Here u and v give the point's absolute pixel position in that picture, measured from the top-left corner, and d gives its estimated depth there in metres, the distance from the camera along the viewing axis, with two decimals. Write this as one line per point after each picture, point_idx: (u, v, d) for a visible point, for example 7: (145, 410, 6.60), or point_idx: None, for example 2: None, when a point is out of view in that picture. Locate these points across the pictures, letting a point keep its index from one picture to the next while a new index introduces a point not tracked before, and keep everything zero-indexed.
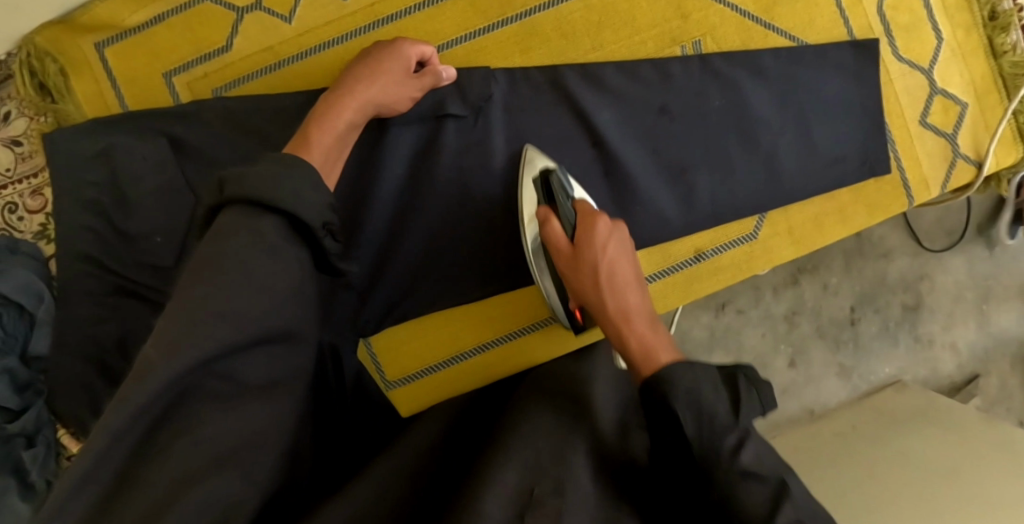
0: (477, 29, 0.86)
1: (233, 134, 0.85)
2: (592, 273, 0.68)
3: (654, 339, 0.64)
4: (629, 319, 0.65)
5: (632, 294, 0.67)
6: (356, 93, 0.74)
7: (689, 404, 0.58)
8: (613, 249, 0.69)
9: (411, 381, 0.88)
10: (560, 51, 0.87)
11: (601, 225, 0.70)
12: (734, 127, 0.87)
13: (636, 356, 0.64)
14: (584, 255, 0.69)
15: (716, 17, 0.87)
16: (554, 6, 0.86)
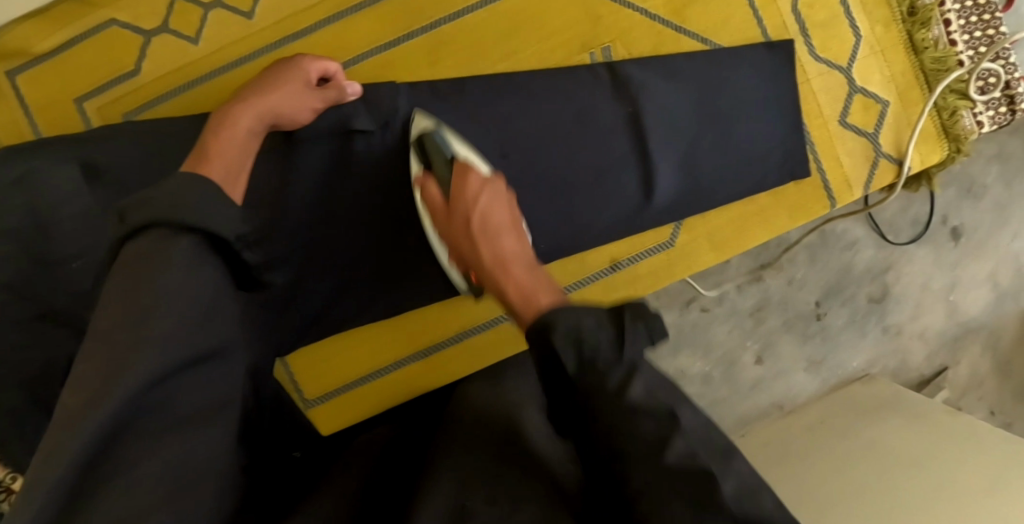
0: (384, 43, 0.84)
1: (146, 157, 0.84)
2: (472, 200, 0.65)
3: (532, 280, 0.58)
4: (503, 261, 0.60)
5: (507, 239, 0.62)
6: (257, 98, 0.73)
7: (565, 339, 0.50)
8: (482, 204, 0.65)
9: (332, 398, 0.89)
10: (469, 62, 0.85)
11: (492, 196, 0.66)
12: (654, 133, 0.84)
13: (516, 302, 0.57)
14: (483, 192, 0.66)
15: (626, 22, 0.86)
16: (463, 16, 0.85)
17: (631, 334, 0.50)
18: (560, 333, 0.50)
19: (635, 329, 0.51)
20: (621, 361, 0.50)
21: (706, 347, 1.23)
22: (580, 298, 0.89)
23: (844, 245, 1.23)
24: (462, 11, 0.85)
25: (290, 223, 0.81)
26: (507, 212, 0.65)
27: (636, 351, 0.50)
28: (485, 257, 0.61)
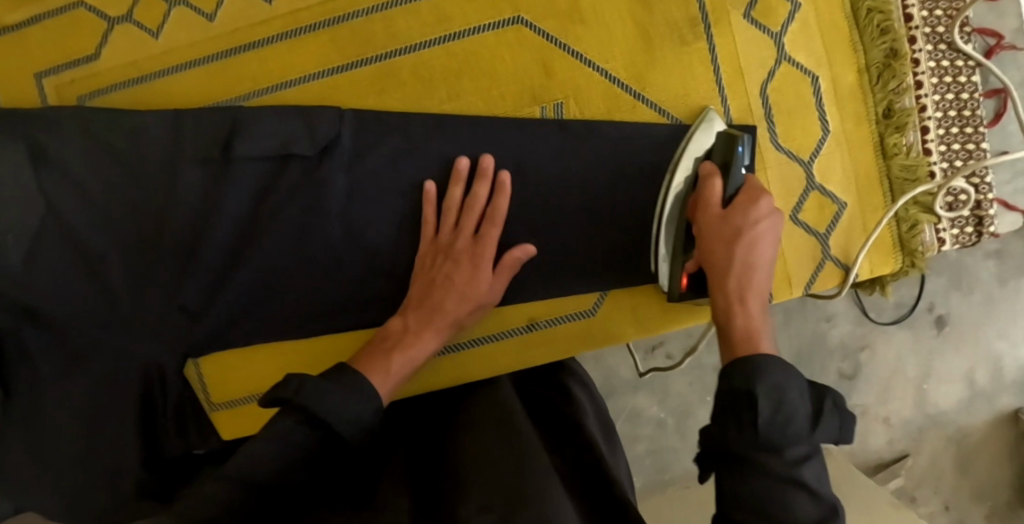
0: (333, 66, 0.84)
1: (82, 143, 0.84)
2: (726, 264, 0.66)
3: (757, 321, 0.63)
4: (746, 262, 0.66)
5: (761, 273, 0.66)
6: (446, 313, 0.77)
7: (766, 393, 0.56)
8: (733, 231, 0.67)
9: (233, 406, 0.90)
10: (418, 97, 0.84)
11: (738, 209, 0.69)
12: (592, 201, 0.82)
13: (736, 327, 0.62)
14: (733, 212, 0.69)
15: (582, 80, 0.83)
16: (419, 50, 0.83)
17: (826, 417, 0.57)
18: (764, 383, 0.56)
19: (827, 417, 0.57)
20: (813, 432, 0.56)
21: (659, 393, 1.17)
22: (489, 353, 0.85)
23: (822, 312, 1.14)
24: (417, 46, 0.83)
25: (217, 230, 0.84)
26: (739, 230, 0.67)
27: (830, 426, 0.57)
28: (726, 262, 0.66)
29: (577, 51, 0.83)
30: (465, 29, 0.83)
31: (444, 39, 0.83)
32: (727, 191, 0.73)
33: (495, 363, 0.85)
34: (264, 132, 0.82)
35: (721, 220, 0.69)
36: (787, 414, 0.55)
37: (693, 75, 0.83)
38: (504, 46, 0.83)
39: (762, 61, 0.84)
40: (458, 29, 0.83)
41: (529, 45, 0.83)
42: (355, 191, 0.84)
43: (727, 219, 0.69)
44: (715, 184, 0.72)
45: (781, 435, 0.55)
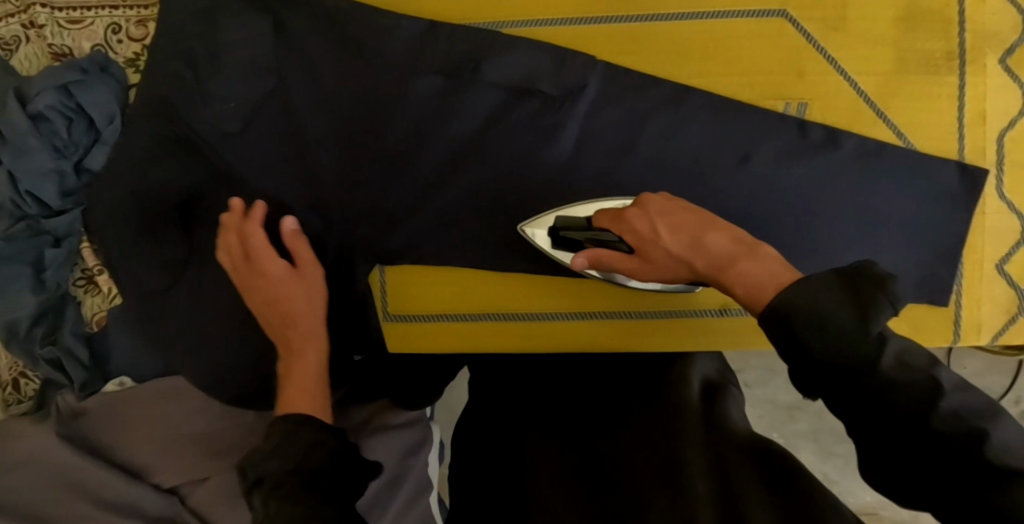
0: (593, 16, 0.84)
1: (332, 33, 0.86)
2: (670, 261, 0.66)
3: (758, 269, 0.59)
4: (716, 265, 0.61)
5: (715, 237, 0.62)
6: (303, 334, 0.78)
7: (829, 345, 0.51)
8: (672, 261, 0.65)
9: (407, 320, 0.89)
10: (669, 66, 0.84)
11: (645, 243, 0.67)
12: (807, 206, 0.85)
13: (742, 300, 0.59)
14: (647, 247, 0.67)
15: (831, 87, 0.84)
16: (680, 21, 0.84)
17: (874, 300, 0.51)
18: (806, 322, 0.52)
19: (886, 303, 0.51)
20: (871, 327, 0.50)
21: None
22: (676, 329, 0.88)
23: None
24: (680, 16, 0.84)
25: (437, 146, 0.86)
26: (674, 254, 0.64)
27: (883, 320, 0.51)
28: (702, 267, 0.63)
29: (833, 58, 0.84)
30: (730, 10, 0.84)
31: (708, 16, 0.84)
32: (623, 243, 0.71)
33: (682, 337, 0.88)
34: (514, 64, 0.84)
35: (660, 263, 0.67)
36: (835, 325, 0.51)
37: (937, 106, 0.84)
38: (764, 36, 0.84)
39: (1007, 109, 0.85)
40: (722, 9, 0.84)
41: (788, 41, 0.84)
42: (581, 140, 0.85)
43: (651, 258, 0.67)
44: (603, 250, 0.71)
45: (840, 347, 0.51)
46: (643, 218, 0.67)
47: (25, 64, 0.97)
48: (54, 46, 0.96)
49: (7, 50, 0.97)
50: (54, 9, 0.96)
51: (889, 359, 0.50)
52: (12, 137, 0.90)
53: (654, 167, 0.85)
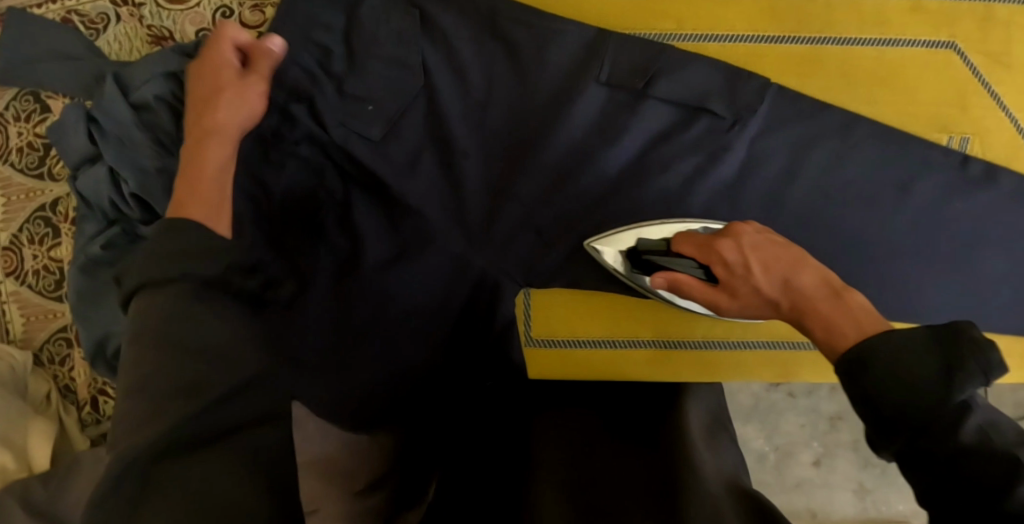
0: (764, 35, 0.82)
1: (491, 34, 0.81)
2: (773, 294, 0.63)
3: (842, 311, 0.59)
4: (795, 291, 0.62)
5: (806, 280, 0.62)
6: (229, 121, 0.73)
7: (896, 387, 0.51)
8: (758, 297, 0.64)
9: (553, 347, 0.85)
10: (836, 91, 0.82)
11: (736, 277, 0.65)
12: (963, 242, 0.82)
13: (818, 338, 0.59)
14: (726, 282, 0.66)
15: (994, 123, 0.82)
16: (851, 46, 0.82)
17: (971, 360, 0.50)
18: (879, 370, 0.52)
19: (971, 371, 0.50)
20: (954, 395, 0.49)
21: (772, 431, 1.13)
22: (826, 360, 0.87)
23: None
24: (852, 40, 0.82)
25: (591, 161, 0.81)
26: (761, 291, 0.63)
27: (974, 387, 0.49)
28: (790, 309, 0.62)
29: (997, 94, 0.82)
30: (901, 38, 0.82)
31: (879, 42, 0.82)
32: (693, 267, 0.69)
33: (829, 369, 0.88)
34: (685, 82, 0.80)
35: (740, 295, 0.65)
36: (912, 383, 0.51)
37: None
38: (932, 67, 0.82)
39: None
40: (894, 36, 0.82)
41: (955, 73, 0.82)
42: (745, 163, 0.81)
43: (735, 293, 0.65)
44: (683, 275, 0.67)
45: (922, 412, 0.50)
46: (733, 249, 0.65)
47: (116, 45, 0.87)
48: (152, 27, 0.87)
49: (96, 28, 0.87)
50: None
51: (971, 425, 0.49)
52: (110, 128, 0.80)
53: (816, 194, 0.81)
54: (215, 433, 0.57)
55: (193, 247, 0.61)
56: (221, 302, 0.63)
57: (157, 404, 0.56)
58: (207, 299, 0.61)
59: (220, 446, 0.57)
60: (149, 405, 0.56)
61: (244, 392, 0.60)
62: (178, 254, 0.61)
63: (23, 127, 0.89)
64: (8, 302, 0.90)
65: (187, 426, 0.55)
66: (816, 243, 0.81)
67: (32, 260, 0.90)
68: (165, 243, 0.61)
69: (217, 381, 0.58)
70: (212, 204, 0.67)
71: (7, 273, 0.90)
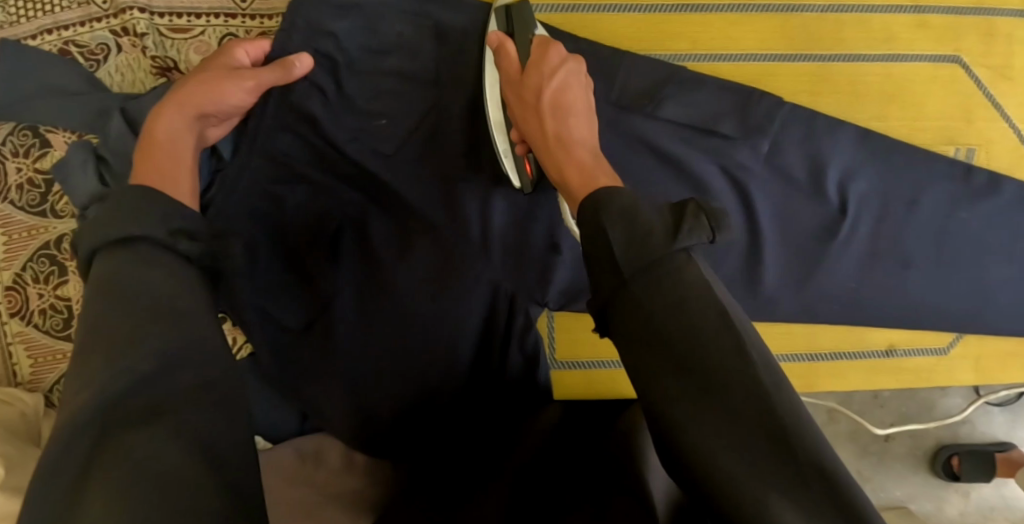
0: (777, 53, 0.83)
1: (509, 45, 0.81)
2: (532, 91, 0.72)
3: (571, 161, 0.67)
4: (566, 142, 0.69)
5: (575, 123, 0.71)
6: (205, 96, 0.72)
7: (619, 220, 0.55)
8: (536, 97, 0.71)
9: (579, 368, 0.88)
10: (845, 107, 0.83)
11: (518, 82, 0.73)
12: (967, 249, 0.83)
13: (574, 184, 0.65)
14: (527, 81, 0.72)
15: (997, 134, 0.84)
16: (860, 62, 0.83)
17: (690, 225, 0.54)
18: (614, 198, 0.57)
19: (692, 222, 0.54)
20: (674, 246, 0.53)
21: None
22: (842, 370, 0.89)
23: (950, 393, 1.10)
24: (861, 57, 0.83)
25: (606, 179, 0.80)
26: (540, 91, 0.71)
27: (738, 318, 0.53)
28: (549, 129, 0.70)
29: (1000, 105, 0.85)
30: (906, 53, 0.83)
31: (887, 57, 0.83)
32: (523, 55, 0.75)
33: (846, 379, 0.89)
34: (699, 101, 0.80)
35: (527, 81, 0.73)
36: (677, 284, 0.52)
37: None
38: (938, 79, 0.84)
39: None
40: (901, 51, 0.83)
41: (959, 86, 0.84)
42: (764, 178, 0.81)
43: (521, 91, 0.73)
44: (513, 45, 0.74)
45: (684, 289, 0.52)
46: (554, 69, 0.73)
47: (118, 76, 0.85)
48: (156, 58, 0.85)
49: (96, 59, 0.85)
50: (155, 15, 0.84)
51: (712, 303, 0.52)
52: (119, 165, 0.79)
53: (831, 207, 0.82)
54: (155, 407, 0.48)
55: (153, 212, 0.58)
56: (175, 270, 0.57)
57: (92, 369, 0.49)
58: (155, 267, 0.56)
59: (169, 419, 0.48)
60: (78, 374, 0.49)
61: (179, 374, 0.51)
62: (131, 216, 0.57)
63: (21, 162, 0.86)
64: (14, 343, 0.88)
65: (117, 402, 0.47)
66: (824, 256, 0.83)
67: (37, 298, 0.87)
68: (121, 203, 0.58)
69: (160, 348, 0.51)
70: (162, 162, 0.66)
71: (12, 313, 0.87)
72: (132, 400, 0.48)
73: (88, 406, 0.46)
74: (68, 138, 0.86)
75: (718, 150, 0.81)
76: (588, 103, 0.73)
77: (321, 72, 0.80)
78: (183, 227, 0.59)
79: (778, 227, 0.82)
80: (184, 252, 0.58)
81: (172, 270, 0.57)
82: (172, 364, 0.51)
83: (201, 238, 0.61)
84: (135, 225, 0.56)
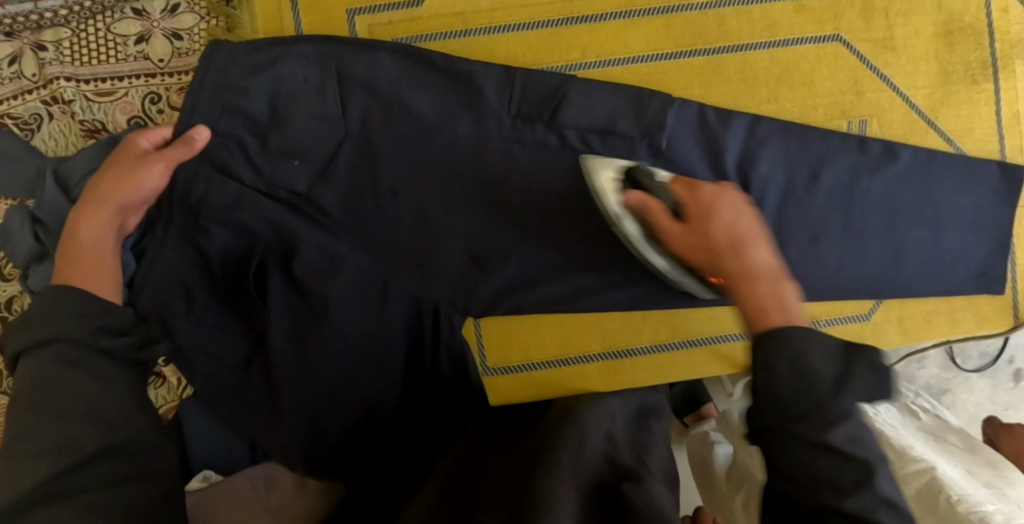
0: (665, 52, 0.87)
1: (412, 70, 0.85)
2: (715, 237, 0.65)
3: (774, 296, 0.60)
4: (753, 279, 0.62)
5: (759, 251, 0.64)
6: (115, 194, 0.76)
7: (852, 356, 0.55)
8: (709, 247, 0.66)
9: (513, 371, 0.91)
10: (737, 95, 0.87)
11: (701, 215, 0.67)
12: (876, 217, 0.87)
13: (771, 320, 0.59)
14: (695, 217, 0.67)
15: (887, 103, 0.88)
16: (744, 51, 0.87)
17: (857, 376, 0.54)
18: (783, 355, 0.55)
19: (862, 370, 0.54)
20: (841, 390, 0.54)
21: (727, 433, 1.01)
22: None
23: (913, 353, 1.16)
24: (745, 46, 0.87)
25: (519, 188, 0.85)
26: (713, 235, 0.65)
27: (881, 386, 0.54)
28: (716, 261, 0.65)
29: (885, 75, 0.88)
30: (789, 37, 0.88)
31: (771, 44, 0.87)
32: (670, 203, 0.70)
33: None
34: (594, 106, 0.84)
35: (694, 234, 0.68)
36: (809, 368, 0.55)
37: (978, 112, 0.90)
38: (822, 59, 0.88)
39: None
40: (783, 37, 0.88)
41: (844, 62, 0.88)
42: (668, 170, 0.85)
43: (687, 216, 0.68)
44: (656, 203, 0.70)
45: (808, 399, 0.54)
46: (718, 203, 0.67)
47: (52, 142, 0.90)
48: (85, 121, 0.90)
49: (30, 128, 0.90)
50: (80, 82, 0.89)
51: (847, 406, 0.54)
52: (54, 225, 0.83)
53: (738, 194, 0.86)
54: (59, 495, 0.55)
55: (75, 315, 0.62)
56: (102, 370, 0.62)
57: (16, 462, 0.55)
58: (83, 370, 0.61)
59: (78, 502, 0.55)
60: (8, 468, 0.55)
61: (100, 463, 0.58)
62: (51, 320, 0.62)
63: None
64: None
65: (40, 489, 0.54)
66: None
67: None
68: (42, 311, 0.62)
69: (79, 443, 0.57)
70: (92, 272, 0.71)
71: None
72: (53, 490, 0.55)
73: (7, 497, 0.53)
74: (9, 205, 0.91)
75: (619, 146, 0.85)
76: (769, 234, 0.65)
77: (235, 124, 0.83)
78: (112, 326, 0.64)
79: None
80: (106, 347, 0.63)
81: (97, 371, 0.62)
82: (90, 453, 0.57)
83: (127, 332, 0.65)
84: (58, 329, 0.61)
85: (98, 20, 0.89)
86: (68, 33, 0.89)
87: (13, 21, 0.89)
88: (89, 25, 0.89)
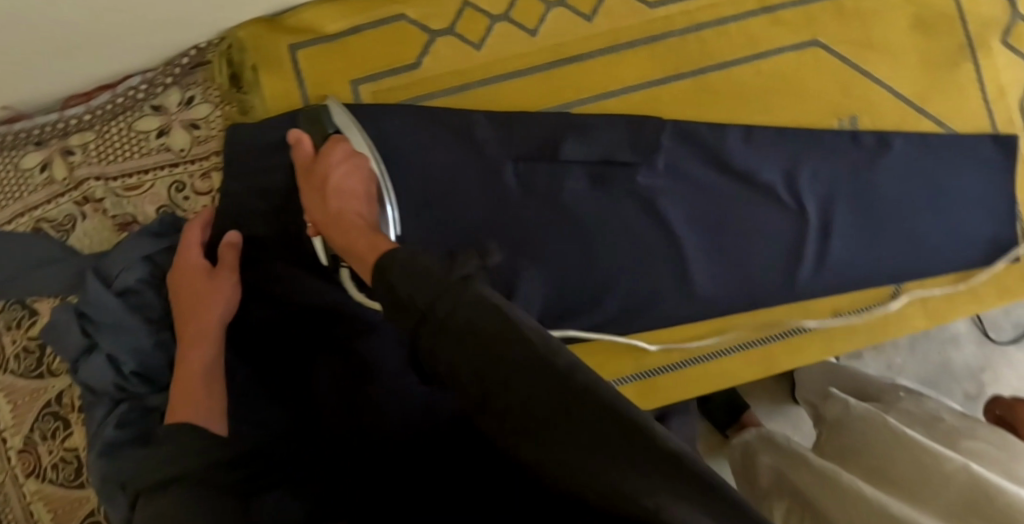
0: (655, 79, 0.91)
1: (418, 127, 0.89)
2: (322, 210, 0.77)
3: (351, 238, 0.72)
4: (345, 219, 0.74)
5: (353, 203, 0.77)
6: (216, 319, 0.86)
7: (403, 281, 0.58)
8: (321, 185, 0.78)
9: None
10: (730, 109, 0.91)
11: (314, 166, 0.80)
12: (882, 205, 0.90)
13: (361, 249, 0.70)
14: (316, 167, 0.80)
15: (874, 98, 0.92)
16: (729, 68, 0.92)
17: (470, 261, 0.60)
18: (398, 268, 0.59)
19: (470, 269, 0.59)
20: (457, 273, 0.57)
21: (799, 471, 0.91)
22: (795, 343, 0.93)
23: (944, 337, 1.19)
24: (729, 63, 0.92)
25: (532, 226, 0.88)
26: (325, 176, 0.78)
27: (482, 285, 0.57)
28: (325, 211, 0.77)
29: (868, 72, 0.92)
30: (769, 49, 0.92)
31: (753, 58, 0.92)
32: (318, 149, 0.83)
33: (804, 352, 0.94)
34: (592, 141, 0.89)
35: (324, 201, 0.78)
36: (424, 281, 0.57)
37: (964, 94, 0.93)
38: (804, 66, 0.92)
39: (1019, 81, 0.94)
40: (762, 50, 0.92)
41: (826, 65, 0.92)
42: (671, 184, 0.89)
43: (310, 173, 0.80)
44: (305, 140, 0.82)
45: (424, 287, 0.57)
46: (336, 152, 0.80)
47: (87, 240, 0.95)
48: (117, 216, 0.95)
49: (66, 230, 0.95)
50: (109, 180, 0.95)
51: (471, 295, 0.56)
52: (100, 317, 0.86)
53: (745, 202, 0.90)
54: None
55: None
56: None
57: None
58: None
59: None
60: None
61: None
62: None
63: (15, 334, 0.95)
64: (34, 501, 0.94)
65: None
66: (749, 246, 0.90)
67: (48, 454, 0.94)
68: None
69: None
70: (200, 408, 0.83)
71: (27, 473, 0.94)
72: None
73: None
74: (53, 303, 0.95)
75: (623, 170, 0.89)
76: (366, 188, 0.80)
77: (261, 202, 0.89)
78: None
79: (696, 231, 0.90)
80: None
81: None
82: None
83: None
84: None
85: (119, 121, 0.94)
86: (93, 136, 0.94)
87: (41, 131, 0.93)
88: (111, 126, 0.94)
